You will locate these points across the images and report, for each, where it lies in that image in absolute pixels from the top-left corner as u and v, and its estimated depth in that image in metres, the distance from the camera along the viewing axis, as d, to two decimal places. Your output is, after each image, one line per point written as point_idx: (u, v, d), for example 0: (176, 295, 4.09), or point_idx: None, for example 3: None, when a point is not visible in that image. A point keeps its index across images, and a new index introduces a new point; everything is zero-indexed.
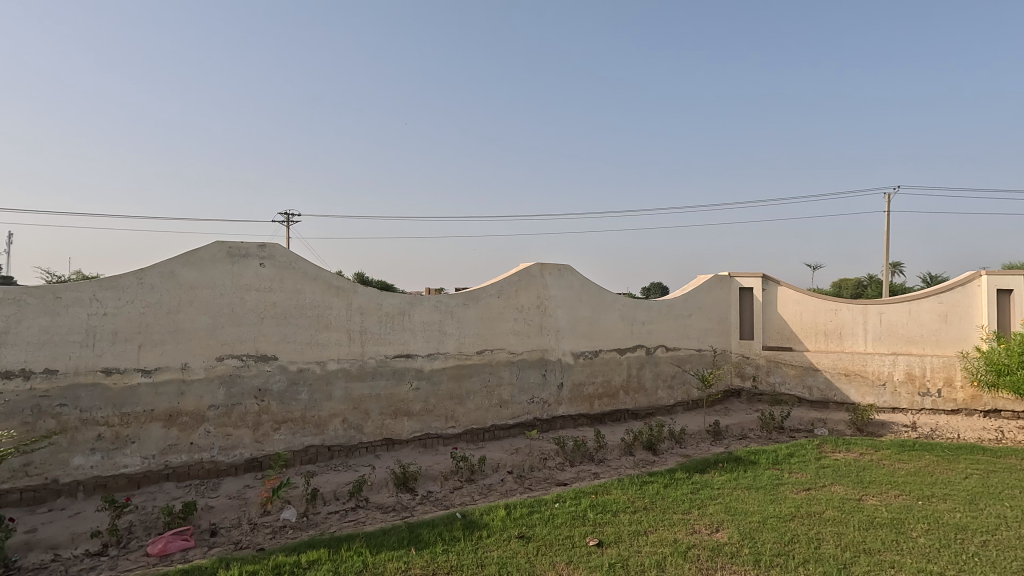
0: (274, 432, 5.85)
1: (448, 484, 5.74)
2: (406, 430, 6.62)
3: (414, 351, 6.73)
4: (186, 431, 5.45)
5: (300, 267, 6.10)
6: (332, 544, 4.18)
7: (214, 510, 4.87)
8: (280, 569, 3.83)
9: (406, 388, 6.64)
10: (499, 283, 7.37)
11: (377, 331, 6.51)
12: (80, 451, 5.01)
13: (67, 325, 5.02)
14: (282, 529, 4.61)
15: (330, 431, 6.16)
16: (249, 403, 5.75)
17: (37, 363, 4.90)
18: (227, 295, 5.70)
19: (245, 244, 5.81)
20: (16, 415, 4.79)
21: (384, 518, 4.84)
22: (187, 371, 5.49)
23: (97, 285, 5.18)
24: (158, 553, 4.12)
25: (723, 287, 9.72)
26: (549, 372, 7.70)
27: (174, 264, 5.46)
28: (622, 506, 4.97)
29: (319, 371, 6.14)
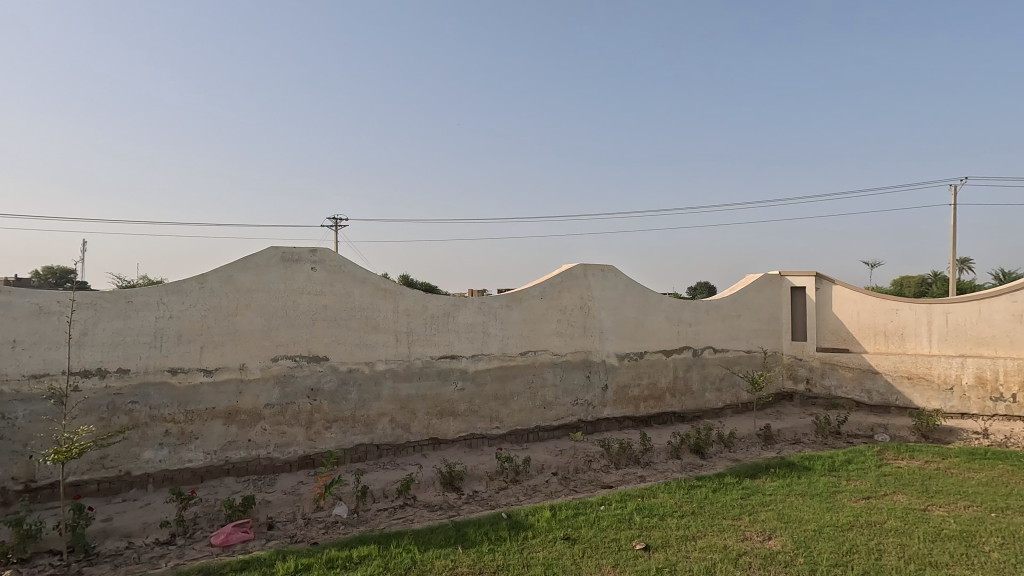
0: (325, 430, 6.06)
1: (493, 484, 5.79)
2: (452, 430, 6.72)
3: (459, 352, 6.82)
4: (244, 429, 5.72)
5: (349, 271, 6.29)
6: (382, 541, 4.29)
7: (270, 504, 5.08)
8: (332, 563, 3.96)
9: (451, 388, 6.75)
10: (543, 284, 7.38)
11: (423, 332, 6.64)
12: (150, 446, 5.33)
13: (137, 327, 5.36)
14: (334, 525, 4.77)
15: (378, 430, 6.32)
16: (303, 402, 5.98)
17: (111, 363, 5.24)
18: (281, 298, 5.95)
19: (297, 249, 6.04)
20: (93, 411, 5.15)
21: (431, 516, 4.93)
22: (245, 371, 5.76)
23: (163, 290, 5.50)
24: (220, 544, 4.35)
25: (774, 286, 9.41)
26: (593, 374, 7.65)
27: (232, 269, 5.73)
28: (669, 510, 4.89)
29: (368, 372, 6.32)
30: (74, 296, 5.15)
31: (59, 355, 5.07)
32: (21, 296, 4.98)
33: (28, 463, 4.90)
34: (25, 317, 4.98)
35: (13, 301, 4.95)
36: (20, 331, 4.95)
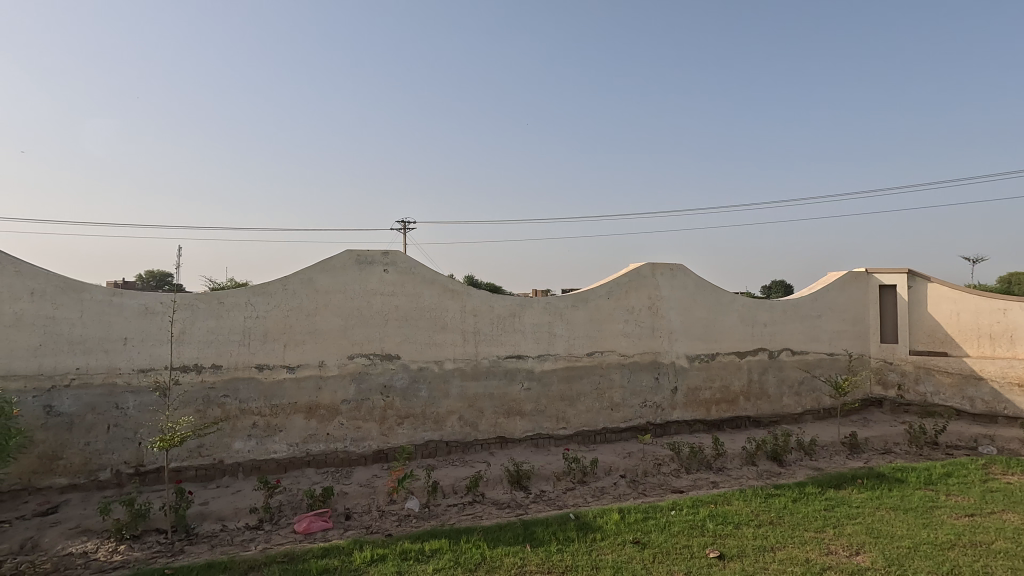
0: (398, 426, 6.28)
1: (561, 484, 5.78)
2: (519, 429, 6.78)
3: (525, 352, 6.86)
4: (323, 422, 6.03)
5: (419, 272, 6.48)
6: (453, 535, 4.40)
7: (348, 495, 5.33)
8: (406, 554, 4.10)
9: (518, 388, 6.80)
10: (609, 284, 7.29)
11: (490, 332, 6.73)
12: (240, 436, 5.74)
13: (228, 326, 5.78)
14: (407, 518, 4.93)
15: (448, 427, 6.47)
16: (376, 399, 6.23)
17: (206, 359, 5.69)
18: (356, 299, 6.22)
19: (370, 251, 6.30)
20: (191, 403, 5.61)
21: (499, 514, 4.99)
22: (324, 368, 6.07)
23: (251, 292, 5.90)
24: (303, 531, 4.62)
25: (859, 285, 8.81)
26: (662, 375, 7.47)
27: (312, 271, 6.06)
28: (745, 518, 4.70)
29: (437, 370, 6.49)
30: (175, 297, 5.63)
31: (162, 351, 5.56)
32: (131, 298, 5.51)
33: (137, 449, 5.41)
34: (135, 316, 5.50)
35: (125, 302, 5.48)
36: (130, 329, 5.48)
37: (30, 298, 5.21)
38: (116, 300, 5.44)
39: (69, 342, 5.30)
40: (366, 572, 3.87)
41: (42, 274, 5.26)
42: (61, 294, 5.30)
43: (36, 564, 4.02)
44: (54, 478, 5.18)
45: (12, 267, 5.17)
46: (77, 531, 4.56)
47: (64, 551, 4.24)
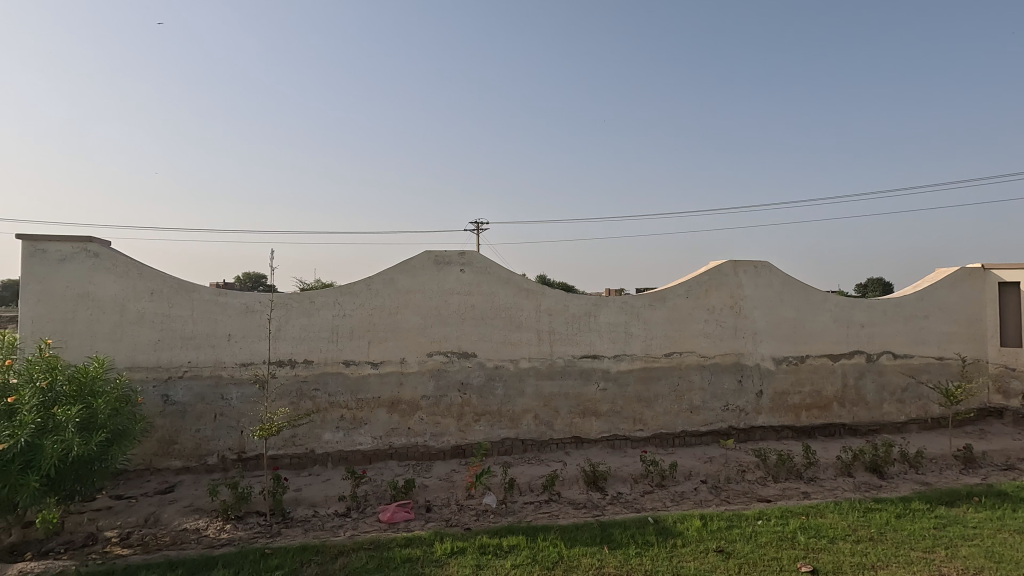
0: (475, 423, 6.41)
1: (638, 487, 5.67)
2: (595, 430, 6.71)
3: (601, 352, 6.79)
4: (405, 417, 6.27)
5: (494, 272, 6.58)
6: (530, 533, 4.43)
7: (428, 488, 5.51)
8: (485, 549, 4.19)
9: (593, 388, 6.74)
10: (688, 283, 7.05)
11: (564, 332, 6.72)
12: (329, 428, 6.09)
13: (318, 324, 6.15)
14: (485, 513, 5.03)
15: (523, 426, 6.53)
16: (454, 395, 6.39)
17: (299, 355, 6.08)
18: (435, 298, 6.41)
19: (448, 252, 6.47)
20: (286, 395, 6.02)
21: (576, 514, 4.97)
22: (405, 364, 6.31)
23: (338, 291, 6.24)
24: (387, 520, 4.83)
25: (974, 283, 7.96)
26: (746, 378, 7.13)
27: (393, 272, 6.32)
28: (840, 532, 4.39)
29: (513, 368, 6.56)
30: (271, 297, 6.06)
31: (260, 346, 6.00)
32: (234, 297, 5.99)
33: (239, 436, 5.88)
34: (237, 314, 5.98)
35: (228, 301, 5.97)
36: (233, 326, 5.96)
37: (150, 297, 5.80)
38: (221, 299, 5.94)
39: (182, 338, 5.85)
40: (447, 563, 3.99)
41: (160, 276, 5.84)
42: (176, 294, 5.85)
43: (157, 537, 4.48)
44: (170, 460, 5.74)
45: (136, 270, 5.78)
46: (190, 509, 5.02)
47: (180, 527, 4.69)
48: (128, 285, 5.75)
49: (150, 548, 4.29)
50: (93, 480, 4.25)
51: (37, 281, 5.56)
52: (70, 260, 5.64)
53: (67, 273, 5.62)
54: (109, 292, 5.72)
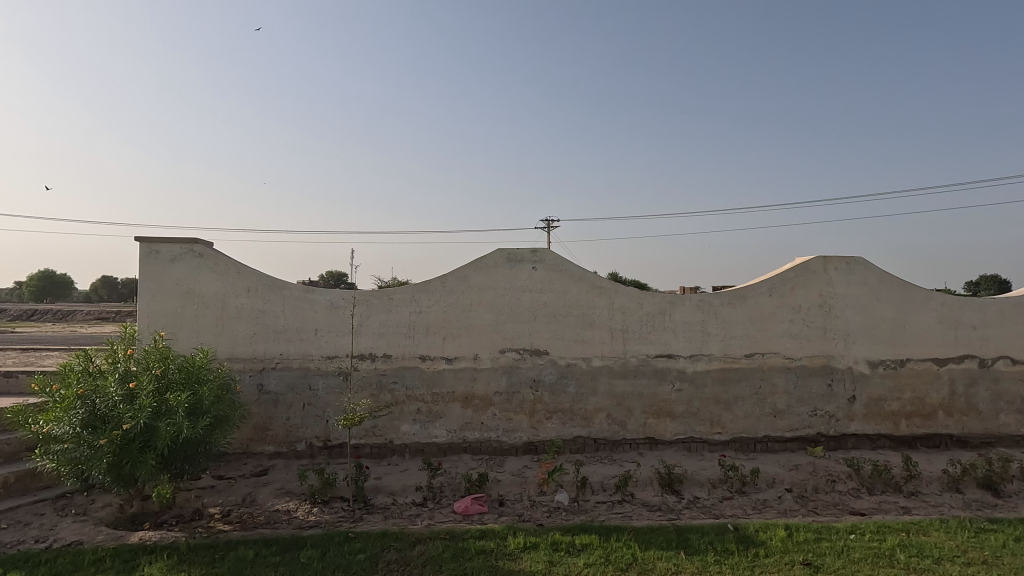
0: (547, 420, 6.43)
1: (717, 492, 5.46)
2: (670, 431, 6.53)
3: (677, 351, 6.59)
4: (478, 412, 6.39)
5: (566, 269, 6.55)
6: (603, 533, 4.39)
7: (501, 483, 5.60)
8: (557, 546, 4.19)
9: (669, 388, 6.55)
10: (772, 280, 6.69)
11: (638, 330, 6.58)
12: (407, 420, 6.32)
13: (396, 320, 6.40)
14: (557, 510, 5.03)
15: (596, 425, 6.47)
16: (526, 392, 6.44)
17: (379, 349, 6.35)
18: (507, 295, 6.49)
19: (520, 250, 6.51)
20: (367, 388, 6.31)
21: (650, 516, 4.86)
22: (478, 361, 6.43)
23: (415, 289, 6.46)
24: (462, 512, 4.95)
25: None
26: (836, 382, 6.67)
27: (467, 270, 6.46)
28: (947, 553, 4.01)
29: (585, 367, 6.51)
30: (353, 294, 6.38)
31: (343, 341, 6.33)
32: (320, 294, 6.36)
33: (325, 425, 6.23)
34: (323, 310, 6.34)
35: (315, 298, 6.34)
36: (319, 321, 6.32)
37: (247, 294, 6.27)
38: (309, 296, 6.32)
39: (274, 331, 6.28)
40: (520, 557, 4.03)
41: (255, 274, 6.29)
42: (269, 291, 6.29)
43: (254, 516, 4.85)
44: (264, 445, 6.19)
45: (235, 268, 6.27)
46: (282, 491, 5.40)
47: (273, 507, 5.05)
48: (228, 283, 6.25)
49: (248, 526, 4.65)
50: (200, 461, 4.67)
51: (152, 279, 6.16)
52: (180, 260, 6.20)
53: (177, 272, 6.19)
54: (212, 289, 6.23)
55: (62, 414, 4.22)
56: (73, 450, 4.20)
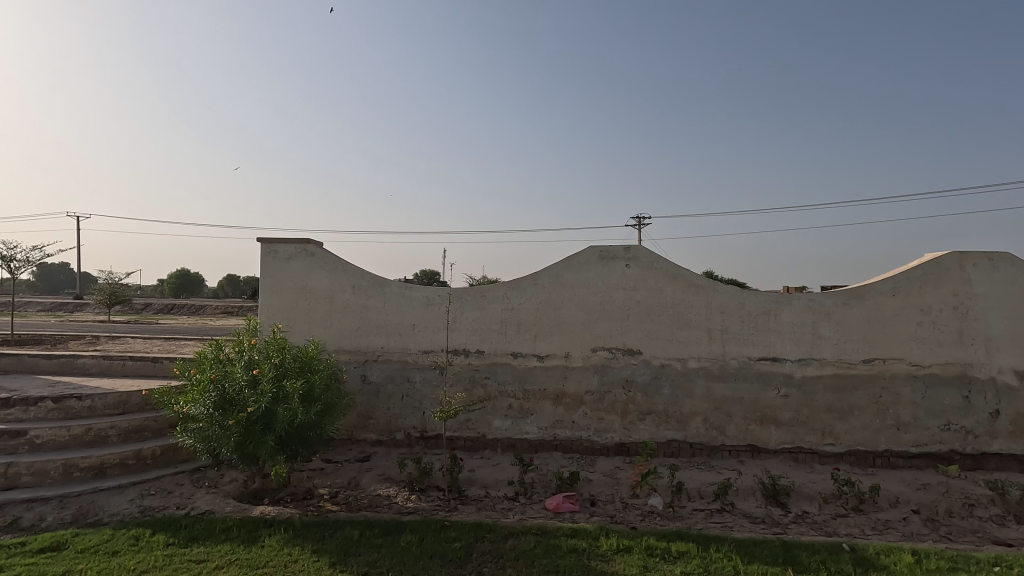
0: (640, 422, 6.27)
1: (829, 508, 5.04)
2: (774, 439, 6.12)
3: (782, 354, 6.16)
4: (569, 410, 6.36)
5: (661, 267, 6.34)
6: (701, 541, 4.20)
7: (593, 483, 5.54)
8: (652, 551, 4.07)
9: (773, 394, 6.14)
10: (895, 278, 6.05)
11: (739, 331, 6.23)
12: (499, 415, 6.43)
13: (489, 316, 6.53)
14: (651, 514, 4.89)
15: (692, 429, 6.21)
16: (619, 392, 6.31)
17: (472, 345, 6.52)
18: (599, 293, 6.40)
19: (613, 247, 6.40)
20: (461, 382, 6.50)
21: (753, 528, 4.59)
22: (569, 359, 6.40)
23: (507, 286, 6.55)
24: (553, 509, 4.95)
25: None
26: (975, 394, 5.91)
27: (559, 267, 6.45)
28: None
29: (681, 368, 6.27)
30: (449, 290, 6.59)
31: (439, 336, 6.56)
32: (418, 291, 6.63)
33: (422, 416, 6.50)
34: (421, 306, 6.60)
35: (413, 294, 6.62)
36: (417, 316, 6.60)
37: (353, 290, 6.68)
38: (407, 292, 6.62)
39: (377, 326, 6.64)
40: (613, 560, 3.96)
41: (360, 272, 6.69)
42: (372, 287, 6.66)
43: (358, 499, 5.16)
44: (366, 433, 6.57)
45: (342, 266, 6.70)
46: (383, 477, 5.70)
47: (375, 492, 5.34)
48: (336, 280, 6.69)
49: (353, 508, 4.95)
50: (311, 444, 5.04)
51: (271, 276, 6.75)
52: (294, 259, 6.73)
53: (292, 269, 6.73)
54: (322, 285, 6.71)
55: (198, 396, 4.73)
56: (206, 428, 4.70)
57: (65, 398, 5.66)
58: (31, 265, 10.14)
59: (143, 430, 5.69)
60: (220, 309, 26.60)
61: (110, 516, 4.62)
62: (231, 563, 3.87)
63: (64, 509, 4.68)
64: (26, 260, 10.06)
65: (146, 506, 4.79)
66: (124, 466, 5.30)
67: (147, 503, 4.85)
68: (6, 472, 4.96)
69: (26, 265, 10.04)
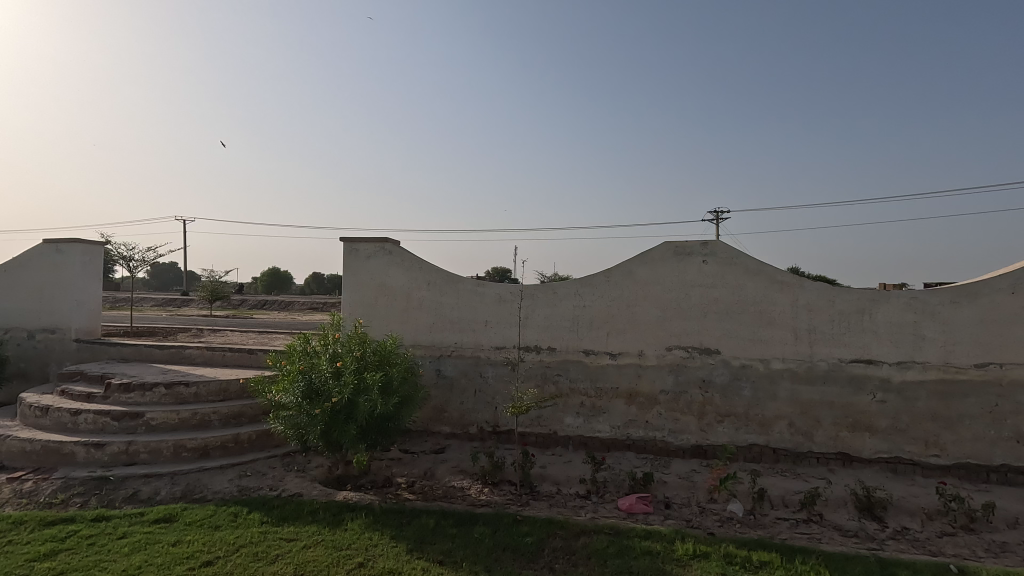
0: (718, 424, 6.03)
1: (933, 525, 4.61)
2: (869, 448, 5.69)
3: (878, 357, 5.70)
4: (643, 410, 6.23)
5: (742, 262, 6.04)
6: (786, 552, 3.99)
7: (667, 485, 5.40)
8: (731, 559, 3.91)
9: (868, 399, 5.71)
10: (1014, 275, 5.42)
11: (829, 331, 5.83)
12: (570, 413, 6.41)
13: (561, 313, 6.52)
14: (731, 520, 4.69)
15: (775, 433, 5.89)
16: (695, 393, 6.10)
17: (544, 342, 6.54)
18: (675, 290, 6.20)
19: (689, 242, 6.17)
20: (533, 378, 6.54)
21: (845, 542, 4.29)
22: (643, 357, 6.26)
23: (579, 283, 6.51)
24: (626, 509, 4.87)
25: None
26: None
27: (632, 264, 6.33)
28: None
29: (763, 369, 5.97)
30: (521, 287, 6.64)
31: (511, 333, 6.62)
32: (490, 288, 6.72)
33: (494, 411, 6.60)
34: (493, 303, 6.69)
35: (486, 291, 6.72)
36: (490, 313, 6.70)
37: (428, 287, 6.89)
38: (480, 289, 6.72)
39: (451, 322, 6.81)
40: (689, 565, 3.85)
41: (435, 270, 6.88)
42: (446, 284, 6.83)
43: (434, 489, 5.33)
44: (441, 426, 6.76)
45: (418, 264, 6.91)
46: (457, 469, 5.85)
47: (450, 483, 5.50)
48: (412, 277, 6.93)
49: (428, 497, 5.12)
50: (390, 435, 5.26)
51: (353, 274, 7.09)
52: (374, 257, 7.04)
53: (372, 268, 7.04)
54: (400, 283, 6.97)
55: (288, 386, 5.05)
56: (295, 416, 5.02)
57: (174, 384, 6.24)
58: (145, 264, 11.25)
59: (241, 416, 6.16)
60: (305, 309, 27.69)
61: (212, 493, 5.05)
62: (317, 543, 4.12)
63: (175, 484, 5.18)
64: (141, 260, 11.18)
65: (243, 486, 5.20)
66: (225, 448, 5.77)
67: (245, 483, 5.26)
68: (127, 449, 5.55)
69: (142, 265, 11.16)
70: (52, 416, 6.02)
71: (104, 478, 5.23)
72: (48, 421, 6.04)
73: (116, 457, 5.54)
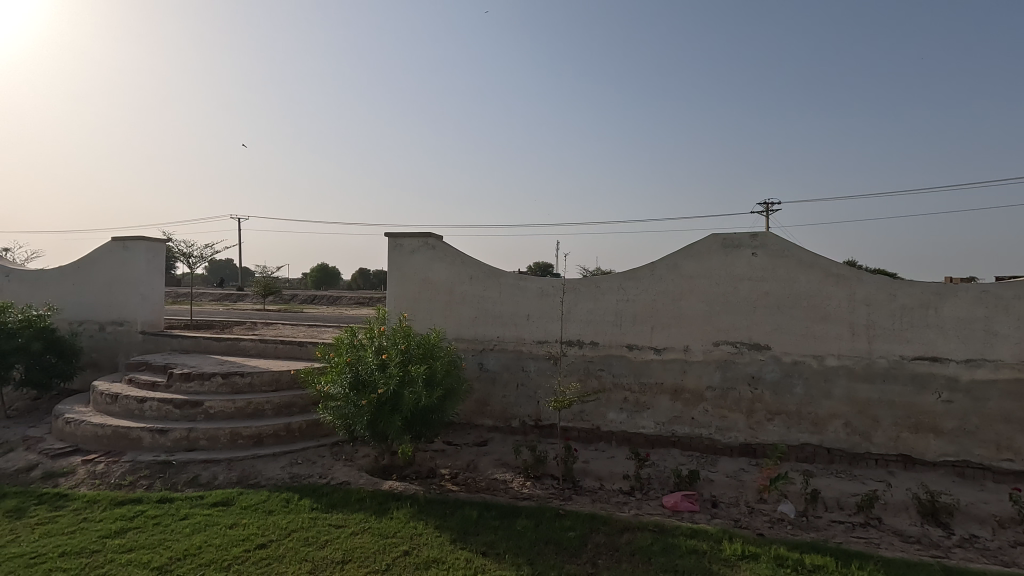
0: (768, 422, 5.82)
1: (1005, 534, 4.32)
2: (933, 450, 5.38)
3: (945, 354, 5.37)
4: (688, 406, 6.09)
5: (794, 255, 5.80)
6: (841, 557, 3.82)
7: (714, 484, 5.26)
8: (782, 561, 3.78)
9: (932, 399, 5.39)
10: None
11: (889, 326, 5.53)
12: (614, 408, 6.34)
13: (603, 308, 6.45)
14: (781, 522, 4.53)
15: (830, 433, 5.65)
16: (744, 389, 5.92)
17: (586, 337, 6.49)
18: (722, 284, 6.02)
19: (738, 234, 5.97)
20: (576, 373, 6.50)
21: (907, 548, 4.06)
22: (689, 352, 6.12)
23: (622, 277, 6.42)
24: (671, 507, 4.78)
25: None
26: None
27: (677, 257, 6.18)
28: None
29: (817, 366, 5.72)
30: (563, 281, 6.60)
31: (553, 327, 6.60)
32: (532, 282, 6.71)
33: (536, 406, 6.60)
34: (535, 297, 6.68)
35: (528, 285, 6.71)
36: (532, 307, 6.69)
37: (470, 282, 6.94)
38: (522, 284, 6.73)
39: (493, 316, 6.84)
40: (738, 566, 3.74)
41: (477, 264, 6.92)
42: (488, 278, 6.86)
43: (477, 481, 5.38)
44: (484, 419, 6.81)
45: (460, 258, 6.97)
46: (500, 462, 5.88)
47: (492, 476, 5.53)
48: (455, 272, 6.99)
49: (471, 489, 5.17)
50: (434, 427, 5.33)
51: (397, 269, 7.23)
52: (417, 252, 7.14)
53: (416, 262, 7.15)
54: (443, 277, 7.05)
55: (336, 377, 5.19)
56: (343, 406, 5.16)
57: (231, 374, 6.53)
58: (204, 260, 11.82)
59: (292, 406, 6.40)
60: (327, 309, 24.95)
61: (266, 479, 5.27)
62: (364, 531, 4.22)
63: (231, 470, 5.42)
64: (200, 256, 11.76)
65: (294, 473, 5.39)
66: (277, 437, 6.00)
67: (296, 470, 5.46)
68: (188, 435, 5.85)
69: (201, 261, 11.73)
70: (121, 403, 6.42)
71: (167, 462, 5.53)
72: (118, 408, 6.43)
73: (178, 442, 5.84)
